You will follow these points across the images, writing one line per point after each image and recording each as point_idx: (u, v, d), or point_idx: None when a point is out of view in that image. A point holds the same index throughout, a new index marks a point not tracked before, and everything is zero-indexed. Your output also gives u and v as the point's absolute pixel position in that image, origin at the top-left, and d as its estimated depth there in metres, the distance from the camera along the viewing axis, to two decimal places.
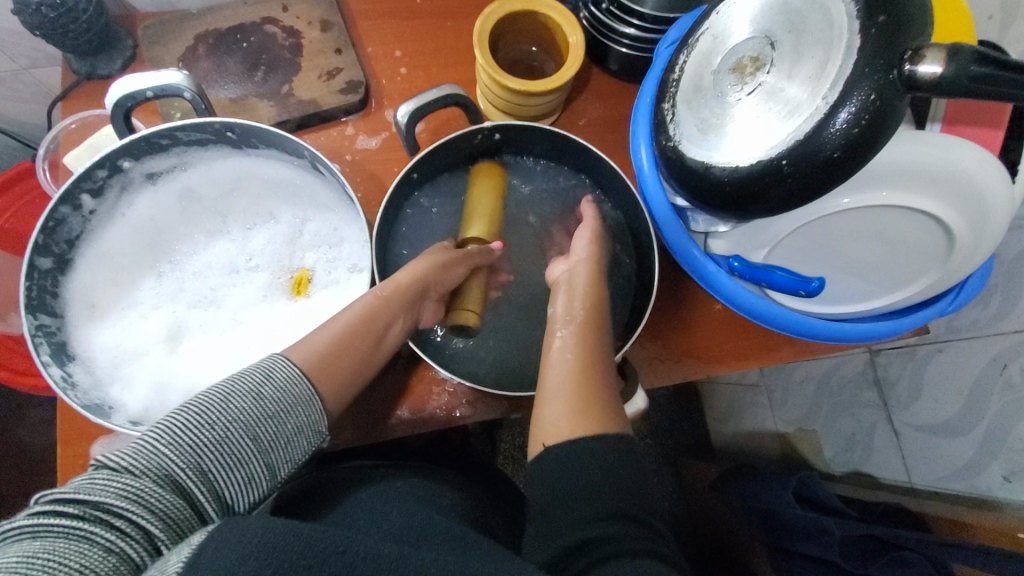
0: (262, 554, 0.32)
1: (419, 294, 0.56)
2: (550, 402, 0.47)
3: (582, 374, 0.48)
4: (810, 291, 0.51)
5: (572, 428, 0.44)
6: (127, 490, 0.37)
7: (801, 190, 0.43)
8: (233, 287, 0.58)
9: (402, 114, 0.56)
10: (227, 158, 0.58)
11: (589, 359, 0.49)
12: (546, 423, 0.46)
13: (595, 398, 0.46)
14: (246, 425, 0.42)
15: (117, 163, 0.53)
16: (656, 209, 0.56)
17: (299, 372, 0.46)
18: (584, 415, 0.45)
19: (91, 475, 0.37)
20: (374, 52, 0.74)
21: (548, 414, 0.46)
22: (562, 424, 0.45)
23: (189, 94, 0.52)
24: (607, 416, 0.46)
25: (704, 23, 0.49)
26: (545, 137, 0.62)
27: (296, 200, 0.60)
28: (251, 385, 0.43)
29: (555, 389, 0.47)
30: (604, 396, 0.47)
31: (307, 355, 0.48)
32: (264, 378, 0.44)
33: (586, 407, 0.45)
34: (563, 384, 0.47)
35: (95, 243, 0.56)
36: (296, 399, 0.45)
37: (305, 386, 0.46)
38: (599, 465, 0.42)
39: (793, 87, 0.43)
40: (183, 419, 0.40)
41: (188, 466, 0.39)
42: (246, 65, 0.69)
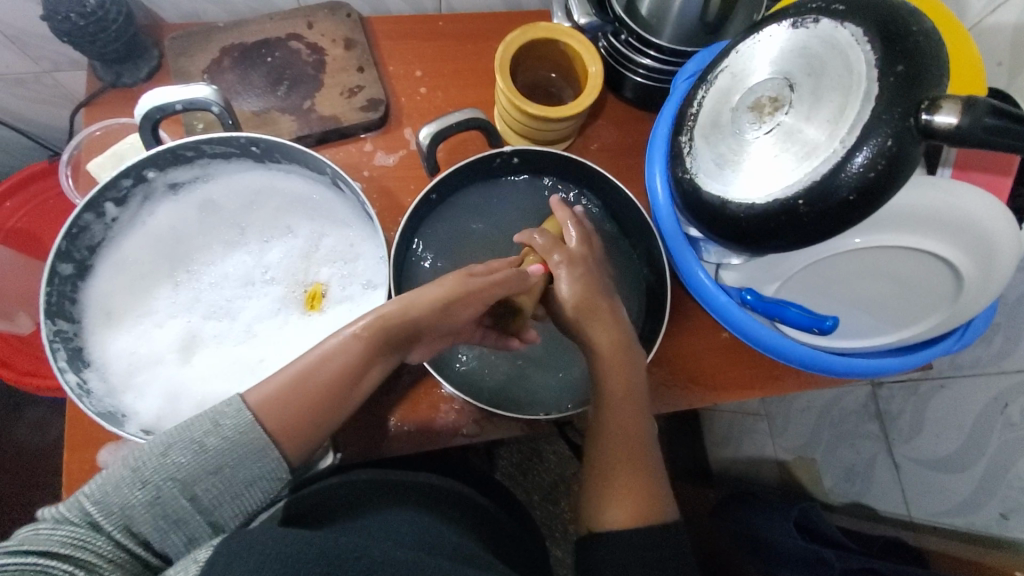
0: (279, 564, 0.34)
1: (399, 347, 0.51)
2: (597, 487, 0.48)
3: (620, 457, 0.48)
4: (825, 329, 0.52)
5: (613, 519, 0.46)
6: (72, 537, 0.39)
7: (816, 229, 0.44)
8: (249, 299, 0.59)
9: (424, 136, 0.57)
10: (248, 172, 0.59)
11: (630, 437, 0.49)
12: (592, 506, 0.47)
13: (635, 487, 0.47)
14: (184, 482, 0.42)
15: (142, 173, 0.54)
16: (670, 238, 0.57)
17: (250, 416, 0.44)
18: (627, 504, 0.46)
19: (37, 526, 0.39)
20: (395, 71, 0.75)
21: (596, 504, 0.47)
22: (609, 514, 0.46)
23: (216, 108, 0.53)
24: (650, 505, 0.46)
25: (723, 61, 0.51)
26: (561, 161, 0.62)
27: (315, 215, 0.61)
28: (193, 437, 0.43)
29: (600, 478, 0.48)
30: (646, 484, 0.47)
31: (264, 397, 0.45)
32: (210, 427, 0.43)
33: (629, 499, 0.46)
34: (605, 469, 0.48)
35: (115, 250, 0.57)
36: (245, 449, 0.43)
37: (256, 430, 0.44)
38: (639, 543, 0.44)
39: (812, 129, 0.44)
40: (123, 476, 0.42)
41: (139, 512, 0.42)
42: (269, 79, 0.71)
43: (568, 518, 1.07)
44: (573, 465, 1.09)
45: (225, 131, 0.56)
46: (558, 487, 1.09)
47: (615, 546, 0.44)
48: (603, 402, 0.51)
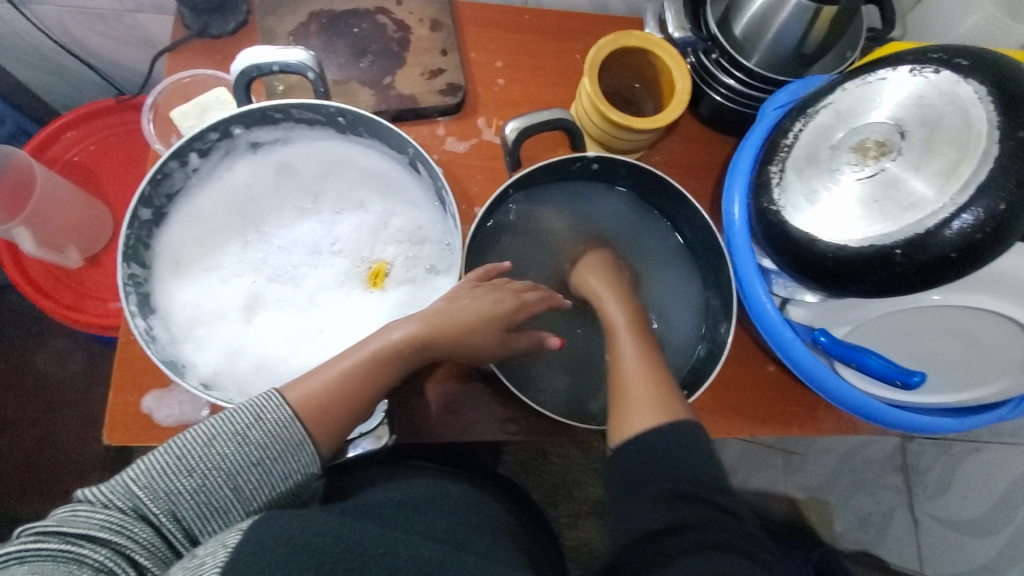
0: (305, 556, 0.35)
1: (421, 361, 0.52)
2: (623, 404, 0.49)
3: (648, 376, 0.50)
4: (909, 383, 0.51)
5: (640, 420, 0.47)
6: (110, 522, 0.38)
7: (908, 280, 0.44)
8: (314, 268, 0.59)
9: (510, 130, 0.57)
10: (328, 141, 0.60)
11: (652, 363, 0.51)
12: (620, 421, 0.48)
13: (660, 395, 0.48)
14: (228, 473, 0.42)
15: (229, 129, 0.54)
16: (742, 266, 0.56)
17: (292, 414, 0.44)
18: (656, 408, 0.47)
19: (73, 508, 0.39)
20: (476, 58, 0.74)
21: (625, 415, 0.48)
22: (642, 419, 0.47)
23: (311, 74, 0.53)
24: (678, 408, 0.47)
25: (826, 96, 0.49)
26: (638, 172, 0.61)
27: (387, 193, 0.61)
28: (237, 428, 0.43)
29: (622, 396, 0.49)
30: (672, 395, 0.48)
31: (307, 394, 0.46)
32: (253, 420, 0.43)
33: (656, 402, 0.47)
34: (632, 387, 0.49)
35: (189, 201, 0.58)
36: (286, 443, 0.44)
37: (298, 429, 0.44)
38: (666, 448, 0.44)
39: (919, 180, 0.44)
40: (163, 463, 0.41)
41: (173, 500, 0.41)
42: (352, 50, 0.70)
43: (566, 522, 1.08)
44: (578, 471, 1.10)
45: (315, 98, 0.56)
46: (559, 490, 1.09)
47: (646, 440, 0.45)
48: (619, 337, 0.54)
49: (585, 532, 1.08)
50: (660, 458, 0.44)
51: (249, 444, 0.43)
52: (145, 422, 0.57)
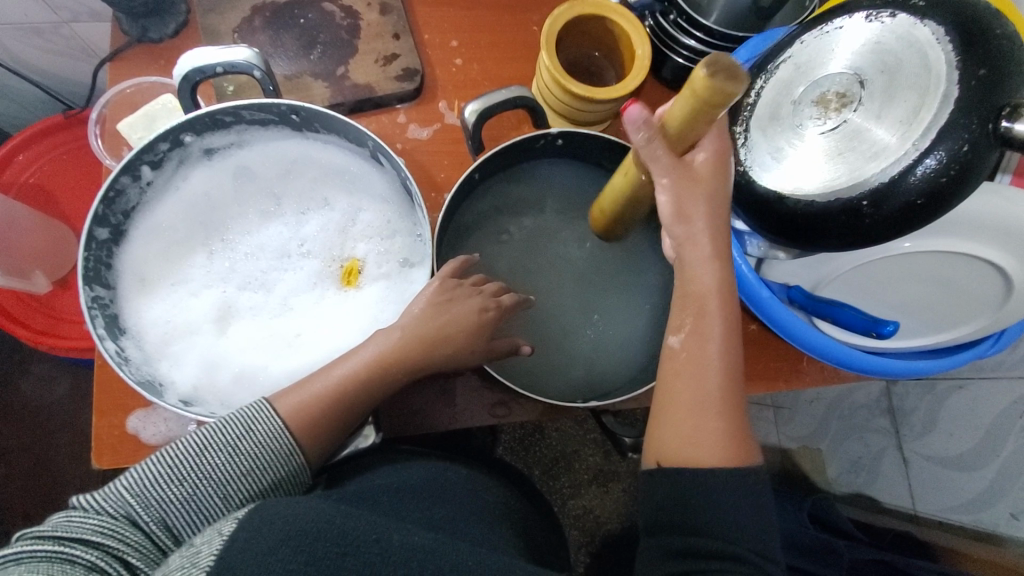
0: (298, 540, 0.34)
1: (416, 373, 0.50)
2: (689, 421, 0.43)
3: (728, 394, 0.44)
4: (883, 334, 0.51)
5: (691, 452, 0.43)
6: (103, 526, 0.38)
7: (877, 230, 0.44)
8: (285, 272, 0.58)
9: (471, 111, 0.55)
10: (285, 140, 0.58)
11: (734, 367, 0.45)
12: (666, 443, 0.44)
13: (727, 424, 0.43)
14: (218, 483, 0.42)
15: (179, 137, 0.53)
16: None
17: (282, 424, 0.44)
18: (728, 442, 0.43)
19: (68, 513, 0.39)
20: (430, 39, 0.72)
21: (683, 440, 0.43)
22: (711, 454, 0.42)
23: (258, 73, 0.51)
24: (741, 441, 0.43)
25: (785, 50, 0.49)
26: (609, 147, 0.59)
27: (351, 188, 0.59)
28: (227, 439, 0.42)
29: (676, 409, 0.44)
30: (736, 423, 0.44)
31: (296, 405, 0.45)
32: (244, 431, 0.43)
33: (728, 436, 0.43)
34: (708, 404, 0.43)
35: (149, 216, 0.56)
36: (275, 453, 0.43)
37: (287, 440, 0.44)
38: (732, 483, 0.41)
39: (881, 130, 0.44)
40: (155, 472, 0.41)
41: (164, 507, 0.41)
42: (301, 42, 0.68)
43: (567, 493, 1.09)
44: (576, 443, 1.11)
45: (264, 97, 0.54)
46: (557, 463, 1.10)
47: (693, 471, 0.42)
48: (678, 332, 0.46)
49: (588, 500, 1.10)
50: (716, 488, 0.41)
51: (239, 456, 0.42)
52: (133, 442, 0.57)
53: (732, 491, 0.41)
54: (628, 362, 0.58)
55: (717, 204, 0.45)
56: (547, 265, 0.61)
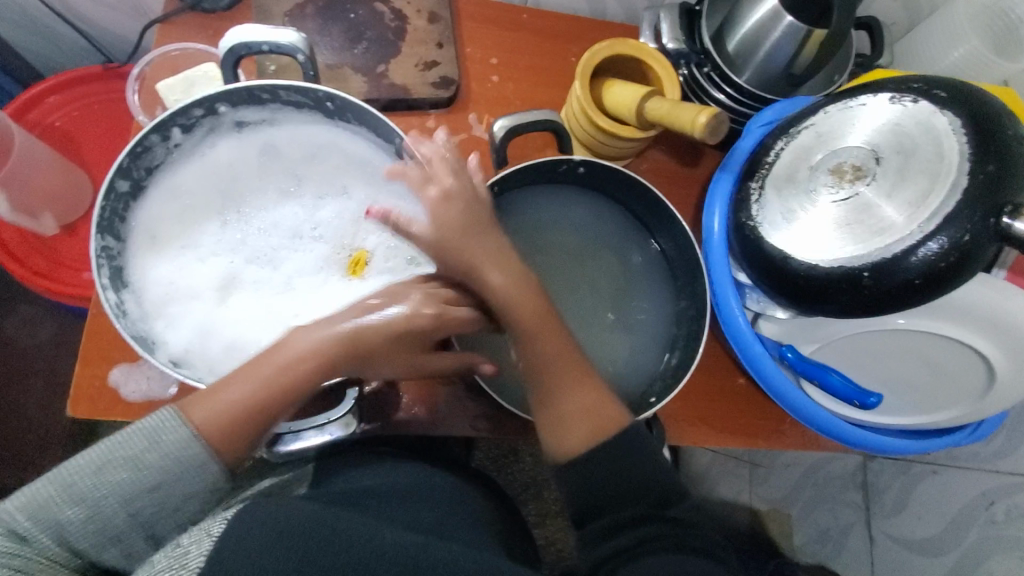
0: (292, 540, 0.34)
1: None
2: (553, 424, 0.52)
3: (566, 382, 0.53)
4: (866, 404, 0.53)
5: (591, 433, 0.50)
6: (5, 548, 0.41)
7: (874, 302, 0.46)
8: (294, 252, 0.59)
9: (500, 126, 0.56)
10: (315, 125, 0.60)
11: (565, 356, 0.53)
12: (558, 416, 0.52)
13: (583, 418, 0.51)
14: (132, 498, 0.44)
15: (214, 106, 0.54)
16: (718, 279, 0.57)
17: (188, 432, 0.45)
18: (585, 430, 0.51)
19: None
20: (471, 53, 0.75)
21: (557, 434, 0.51)
22: (574, 440, 0.50)
23: (302, 57, 0.52)
24: (603, 419, 0.51)
25: (809, 117, 0.50)
26: (624, 181, 0.60)
27: (372, 181, 0.61)
28: (132, 455, 0.44)
29: (549, 402, 0.53)
30: (589, 401, 0.52)
31: (214, 413, 0.46)
32: (146, 444, 0.44)
33: (581, 428, 0.51)
34: (557, 404, 0.52)
35: (170, 175, 0.58)
36: (182, 464, 0.45)
37: (195, 446, 0.45)
38: (609, 470, 0.48)
39: (890, 208, 0.45)
40: (64, 477, 0.44)
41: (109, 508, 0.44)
42: (348, 35, 0.70)
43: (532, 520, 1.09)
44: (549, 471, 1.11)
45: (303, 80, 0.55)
46: (528, 488, 1.10)
47: (597, 456, 0.49)
48: (531, 342, 0.54)
49: (552, 531, 1.09)
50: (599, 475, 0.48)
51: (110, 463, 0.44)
52: (112, 396, 0.56)
53: (603, 465, 0.49)
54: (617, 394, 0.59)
55: (494, 253, 0.54)
56: (552, 286, 0.62)
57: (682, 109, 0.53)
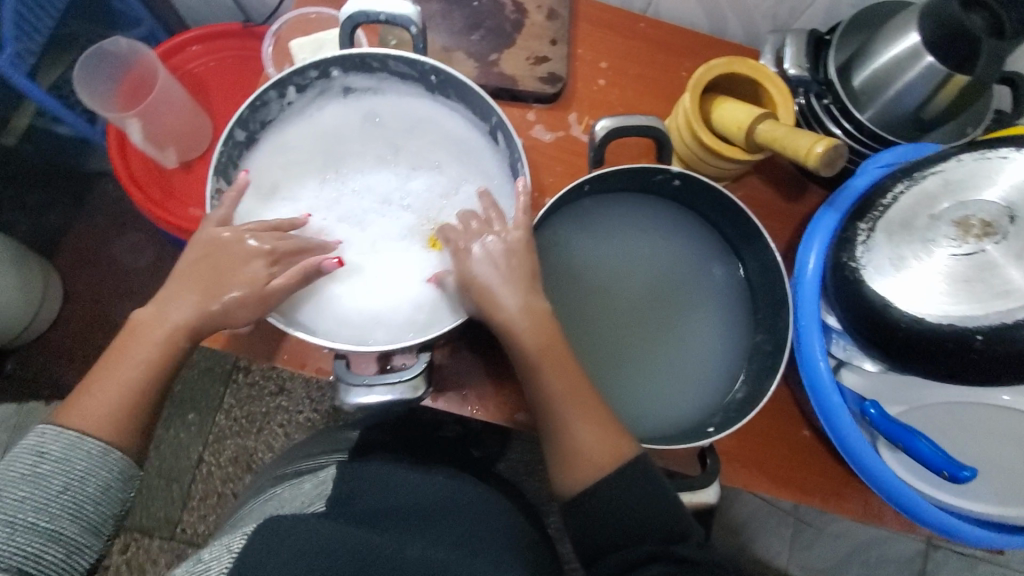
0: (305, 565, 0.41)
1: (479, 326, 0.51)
2: (559, 460, 0.50)
3: (580, 405, 0.49)
4: (956, 477, 0.47)
5: (609, 454, 0.49)
6: None
7: (984, 369, 0.44)
8: (382, 216, 0.62)
9: (603, 125, 0.56)
10: (417, 99, 0.63)
11: (578, 388, 0.50)
12: (568, 449, 0.49)
13: (603, 443, 0.49)
14: (63, 510, 0.45)
15: (328, 70, 0.57)
16: (805, 317, 0.54)
17: (66, 436, 0.47)
18: (604, 451, 0.49)
19: None
20: (583, 54, 0.75)
21: (576, 458, 0.49)
22: (601, 459, 0.49)
23: (415, 29, 0.54)
24: (618, 444, 0.49)
25: (936, 163, 0.46)
26: (719, 203, 0.58)
27: (463, 158, 0.64)
28: (50, 487, 0.45)
29: (569, 412, 0.49)
30: (606, 426, 0.50)
31: (87, 417, 0.47)
32: (36, 459, 0.46)
33: (598, 447, 0.49)
34: (590, 413, 0.50)
35: (279, 132, 0.62)
36: (80, 461, 0.46)
37: (82, 444, 0.47)
38: (626, 504, 0.48)
39: (1017, 273, 0.42)
40: None
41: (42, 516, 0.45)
42: (468, 21, 0.72)
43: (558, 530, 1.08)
44: None
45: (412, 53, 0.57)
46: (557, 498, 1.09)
47: (609, 479, 0.48)
48: (540, 372, 0.49)
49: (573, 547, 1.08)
50: (619, 513, 0.48)
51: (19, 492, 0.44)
52: None
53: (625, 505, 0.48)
54: (674, 418, 0.58)
55: (520, 291, 0.49)
56: (624, 295, 0.60)
57: (795, 136, 0.51)
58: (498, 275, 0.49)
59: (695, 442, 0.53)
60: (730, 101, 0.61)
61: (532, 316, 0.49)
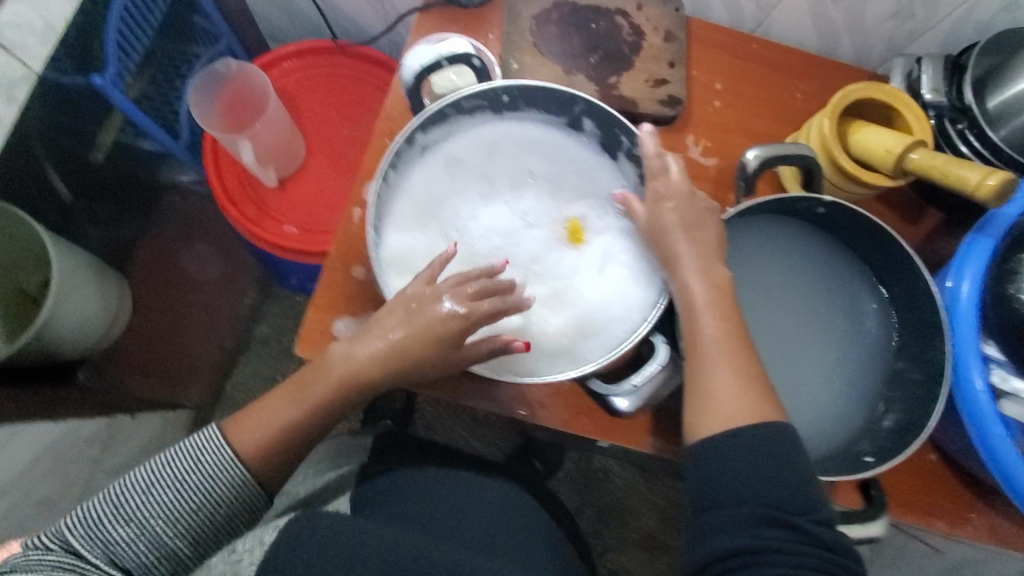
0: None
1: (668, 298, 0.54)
2: (697, 404, 0.52)
3: (731, 360, 0.51)
4: None
5: (748, 412, 0.50)
6: (65, 563, 0.45)
7: None
8: (523, 246, 0.60)
9: (752, 156, 0.55)
10: (485, 124, 0.62)
11: (734, 340, 0.52)
12: (710, 398, 0.51)
13: (752, 394, 0.51)
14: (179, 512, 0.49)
15: (411, 135, 0.56)
16: (963, 348, 0.54)
17: (229, 450, 0.51)
18: (752, 403, 0.50)
19: (29, 553, 0.44)
20: (697, 76, 0.75)
21: (719, 404, 0.51)
22: (739, 409, 0.50)
23: (477, 60, 0.56)
24: (768, 408, 0.50)
25: None
26: (870, 234, 0.57)
27: (552, 155, 0.63)
28: (177, 476, 0.50)
29: (718, 368, 0.51)
30: (754, 384, 0.51)
31: (252, 440, 0.52)
32: (192, 465, 0.50)
33: (745, 397, 0.50)
34: (734, 363, 0.52)
35: (388, 218, 0.59)
36: (231, 482, 0.51)
37: (230, 462, 0.51)
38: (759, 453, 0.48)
39: None
40: (99, 511, 0.48)
41: (186, 518, 0.49)
42: (586, 44, 0.72)
43: None
44: None
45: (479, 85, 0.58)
46: None
47: (748, 434, 0.49)
48: (702, 315, 0.52)
49: None
50: (741, 463, 0.48)
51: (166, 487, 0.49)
52: (331, 343, 0.62)
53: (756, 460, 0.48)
54: (817, 445, 0.58)
55: (698, 237, 0.54)
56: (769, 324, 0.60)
57: (954, 167, 0.53)
58: (679, 228, 0.54)
59: (859, 473, 0.52)
60: (869, 126, 0.61)
61: (701, 260, 0.53)
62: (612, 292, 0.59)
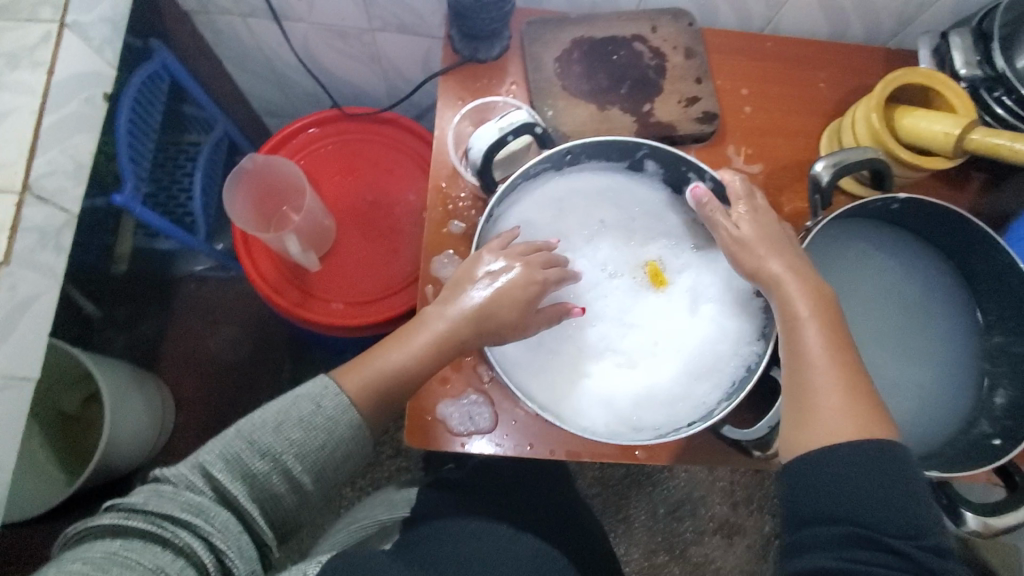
0: None
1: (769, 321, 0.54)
2: (802, 427, 0.49)
3: (837, 381, 0.49)
4: None
5: (858, 429, 0.47)
6: (186, 504, 0.42)
7: None
8: (610, 296, 0.63)
9: (823, 168, 0.56)
10: (548, 183, 0.64)
11: (839, 354, 0.51)
12: (819, 424, 0.48)
13: (860, 411, 0.48)
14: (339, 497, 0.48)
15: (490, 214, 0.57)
16: None
17: (347, 398, 0.50)
18: (864, 421, 0.48)
19: (153, 491, 0.43)
20: (723, 86, 0.76)
21: (824, 425, 0.48)
22: (847, 427, 0.47)
23: (539, 127, 0.59)
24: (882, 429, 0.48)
25: None
26: (945, 223, 0.60)
27: (619, 200, 0.65)
28: (312, 423, 0.48)
29: (823, 390, 0.49)
30: (862, 405, 0.48)
31: (358, 383, 0.52)
32: (316, 406, 0.49)
33: (852, 420, 0.48)
34: (836, 381, 0.49)
35: None
36: (332, 424, 0.49)
37: (351, 411, 0.50)
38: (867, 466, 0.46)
39: None
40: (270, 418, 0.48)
41: (298, 459, 0.47)
42: (613, 77, 0.73)
43: None
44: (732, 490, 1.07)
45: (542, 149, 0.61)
46: None
47: (856, 450, 0.46)
48: (806, 328, 0.51)
49: None
50: (844, 474, 0.46)
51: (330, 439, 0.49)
52: (440, 427, 0.61)
53: (874, 476, 0.45)
54: (936, 434, 0.61)
55: (794, 257, 0.54)
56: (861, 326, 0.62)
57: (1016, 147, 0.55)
58: (776, 249, 0.54)
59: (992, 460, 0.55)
60: (919, 111, 0.63)
61: (804, 278, 0.53)
62: (706, 329, 0.63)
